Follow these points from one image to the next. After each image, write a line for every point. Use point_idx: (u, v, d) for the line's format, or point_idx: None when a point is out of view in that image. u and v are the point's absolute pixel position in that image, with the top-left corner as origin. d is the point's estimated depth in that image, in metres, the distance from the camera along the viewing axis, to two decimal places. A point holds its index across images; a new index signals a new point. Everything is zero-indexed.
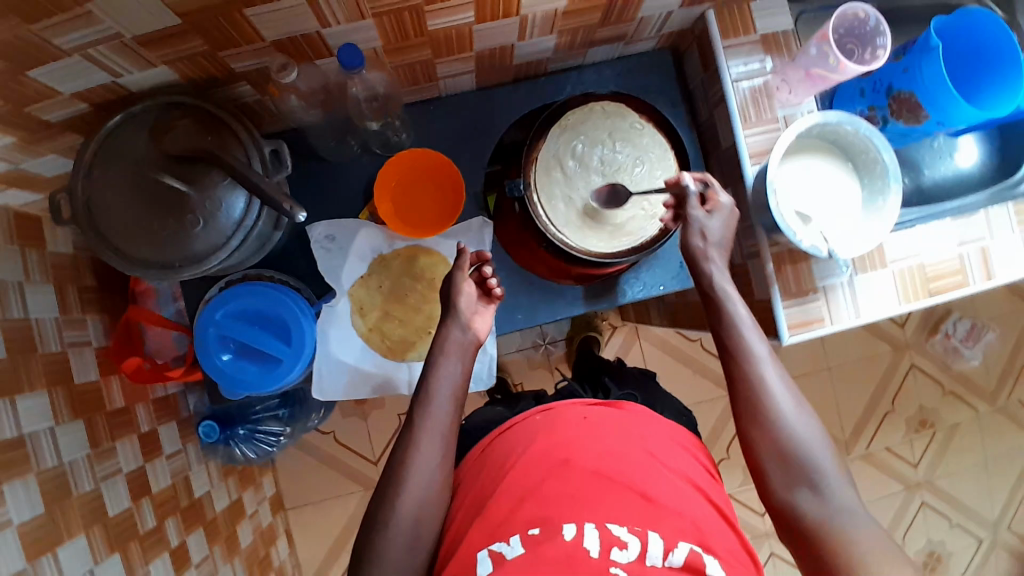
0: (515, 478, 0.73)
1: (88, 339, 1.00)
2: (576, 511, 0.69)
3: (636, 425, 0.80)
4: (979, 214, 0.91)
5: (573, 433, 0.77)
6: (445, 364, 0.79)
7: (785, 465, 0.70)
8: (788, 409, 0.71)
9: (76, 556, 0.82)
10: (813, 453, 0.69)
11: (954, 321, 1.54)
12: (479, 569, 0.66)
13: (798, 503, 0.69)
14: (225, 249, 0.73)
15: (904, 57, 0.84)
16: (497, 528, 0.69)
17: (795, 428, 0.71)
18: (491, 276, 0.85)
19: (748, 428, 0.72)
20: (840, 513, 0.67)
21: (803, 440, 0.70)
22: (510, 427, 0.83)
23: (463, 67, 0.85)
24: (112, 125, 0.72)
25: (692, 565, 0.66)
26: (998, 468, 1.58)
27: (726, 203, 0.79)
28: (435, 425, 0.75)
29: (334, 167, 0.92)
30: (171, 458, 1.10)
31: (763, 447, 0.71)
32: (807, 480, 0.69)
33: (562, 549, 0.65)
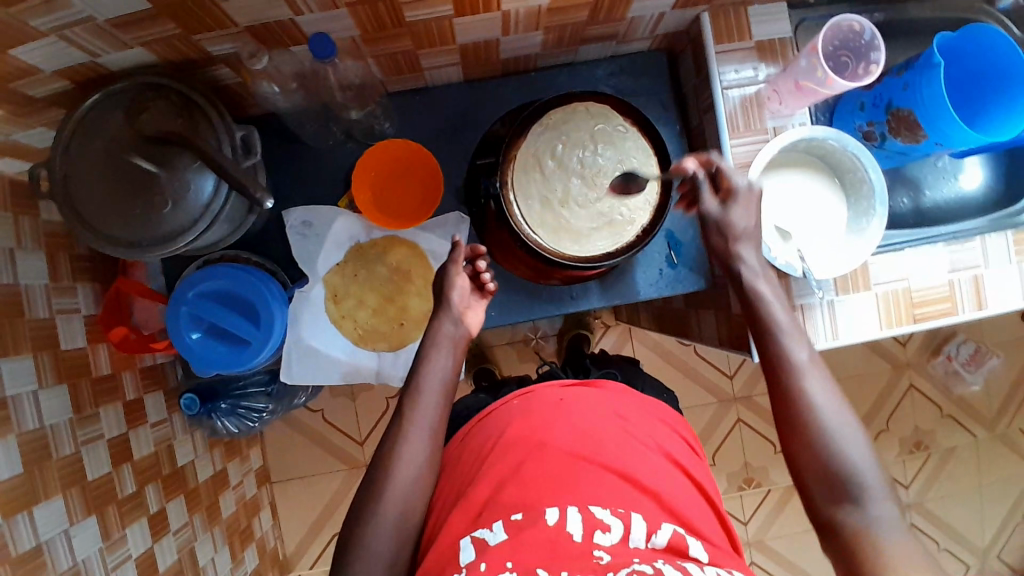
0: (494, 464, 0.70)
1: (76, 306, 0.94)
2: (558, 496, 0.65)
3: (616, 407, 0.78)
4: (975, 240, 0.88)
5: (549, 415, 0.75)
6: (434, 356, 0.78)
7: (829, 479, 0.66)
8: (839, 437, 0.67)
9: (51, 517, 0.82)
10: (858, 467, 0.65)
11: (958, 343, 1.49)
12: (461, 556, 0.62)
13: (841, 521, 0.65)
14: (191, 232, 0.73)
15: (906, 72, 0.80)
16: (477, 515, 0.66)
17: (841, 446, 0.66)
18: (486, 271, 0.83)
19: (789, 440, 0.69)
20: (885, 534, 0.62)
21: (855, 470, 0.65)
22: (488, 413, 0.79)
23: (448, 59, 0.84)
24: (90, 103, 0.72)
25: (676, 547, 0.63)
26: (992, 495, 1.54)
27: (743, 188, 0.74)
28: (422, 417, 0.74)
29: (316, 152, 0.93)
30: (156, 427, 1.07)
31: (805, 464, 0.67)
32: (846, 494, 0.65)
33: (545, 534, 0.61)
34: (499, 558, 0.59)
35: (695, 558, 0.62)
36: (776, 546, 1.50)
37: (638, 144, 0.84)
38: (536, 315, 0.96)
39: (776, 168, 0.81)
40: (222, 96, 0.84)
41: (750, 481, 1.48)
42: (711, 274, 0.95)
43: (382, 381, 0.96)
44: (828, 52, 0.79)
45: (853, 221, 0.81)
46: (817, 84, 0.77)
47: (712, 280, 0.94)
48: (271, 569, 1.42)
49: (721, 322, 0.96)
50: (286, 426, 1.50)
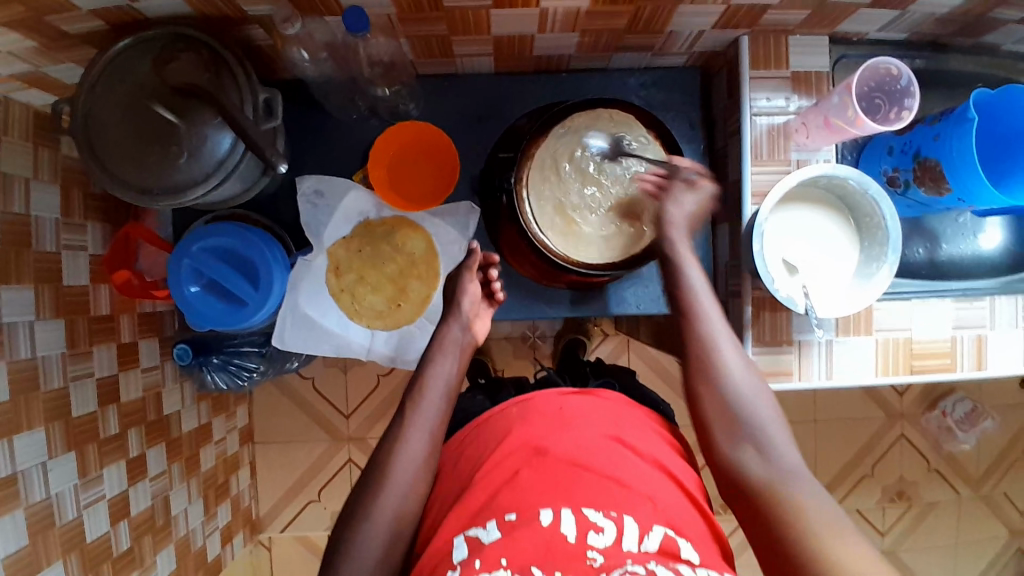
0: (490, 470, 0.70)
1: (85, 244, 0.94)
2: (553, 498, 0.65)
3: (613, 414, 0.77)
4: (985, 300, 0.87)
5: (549, 423, 0.74)
6: (440, 360, 0.80)
7: (732, 421, 0.70)
8: (734, 369, 0.72)
9: (32, 448, 0.83)
10: (756, 412, 0.70)
11: (955, 400, 1.47)
12: (454, 554, 0.63)
13: (743, 462, 0.68)
14: (204, 186, 0.74)
15: (939, 123, 0.79)
16: (473, 517, 0.66)
17: (747, 394, 0.71)
18: (496, 279, 0.90)
19: (697, 383, 0.73)
20: (785, 474, 0.66)
21: (744, 399, 0.71)
22: (485, 420, 0.79)
23: (481, 49, 0.84)
24: (121, 46, 0.72)
25: (667, 549, 0.62)
26: (966, 555, 1.53)
27: (708, 188, 0.80)
28: (423, 418, 0.74)
29: (338, 125, 0.94)
30: (147, 372, 1.08)
31: (709, 405, 0.72)
32: (745, 436, 0.69)
33: (540, 535, 0.61)
34: (494, 556, 0.60)
35: (687, 561, 0.62)
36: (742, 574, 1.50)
37: (656, 159, 0.84)
38: (533, 316, 0.96)
39: (790, 203, 0.81)
40: (253, 56, 0.84)
41: (726, 508, 1.48)
42: (715, 297, 0.95)
43: (373, 358, 0.96)
44: (861, 93, 0.78)
45: (862, 266, 0.80)
46: (846, 123, 0.76)
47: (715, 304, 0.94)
48: (243, 528, 1.43)
49: None
50: (276, 390, 1.51)
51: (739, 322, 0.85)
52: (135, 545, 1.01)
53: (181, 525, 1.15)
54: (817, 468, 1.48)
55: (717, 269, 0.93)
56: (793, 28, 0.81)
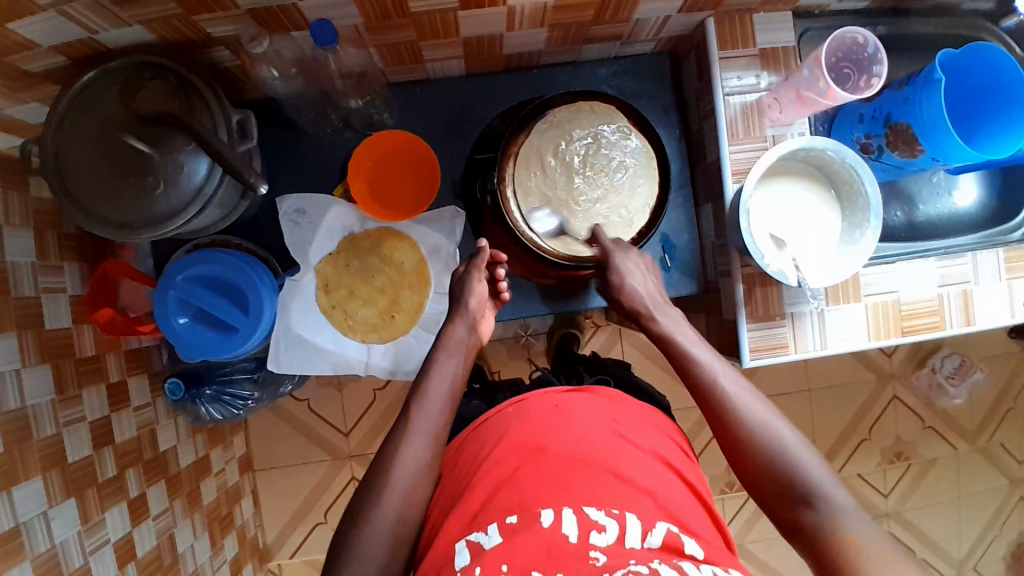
0: (489, 470, 0.70)
1: (64, 286, 0.92)
2: (553, 496, 0.65)
3: (609, 411, 0.76)
4: (966, 256, 0.89)
5: (546, 421, 0.73)
6: (445, 360, 0.79)
7: (777, 485, 0.68)
8: (766, 422, 0.71)
9: (31, 498, 0.81)
10: (797, 462, 0.68)
11: (943, 356, 1.51)
12: (457, 560, 0.63)
13: (800, 518, 0.66)
14: (183, 216, 0.72)
15: (906, 87, 0.81)
16: (474, 518, 0.66)
17: (785, 448, 0.69)
18: (503, 277, 0.87)
19: (732, 448, 0.72)
20: (842, 521, 0.64)
21: (787, 449, 0.69)
22: (483, 422, 0.79)
23: (451, 52, 0.83)
24: (86, 80, 0.71)
25: (671, 545, 0.62)
26: (969, 507, 1.56)
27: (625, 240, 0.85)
28: (426, 420, 0.74)
29: (314, 141, 0.93)
30: (138, 411, 1.06)
31: (749, 469, 0.70)
32: (795, 496, 0.67)
33: (541, 537, 0.61)
34: (494, 563, 0.60)
35: (691, 556, 0.62)
36: (753, 550, 1.51)
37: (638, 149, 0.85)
38: (526, 314, 0.97)
39: (773, 177, 0.82)
40: (221, 78, 0.83)
41: (732, 485, 1.49)
42: (705, 278, 0.96)
43: (371, 373, 0.95)
44: (830, 63, 0.79)
45: (846, 232, 0.81)
46: (818, 94, 0.78)
47: (706, 284, 0.95)
48: (251, 558, 1.41)
49: (711, 327, 0.96)
50: (272, 415, 1.49)
51: (732, 300, 0.86)
52: None
53: (189, 561, 1.13)
54: (817, 437, 1.50)
55: (704, 250, 0.94)
56: (757, 6, 0.83)
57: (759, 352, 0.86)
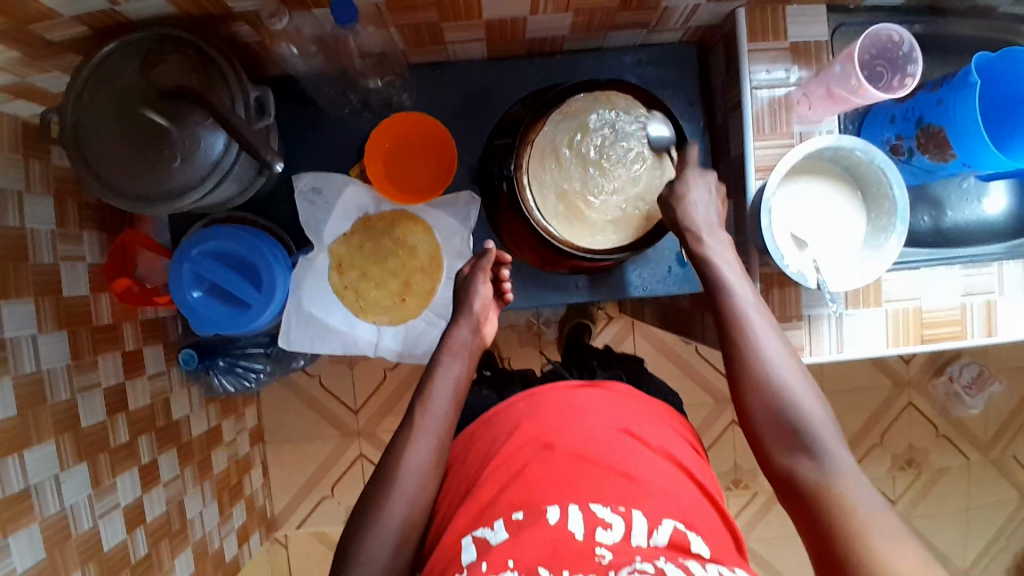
0: (498, 464, 0.70)
1: (83, 253, 0.93)
2: (559, 493, 0.65)
3: (617, 407, 0.76)
4: (993, 265, 0.87)
5: (552, 417, 0.74)
6: (448, 362, 0.80)
7: (783, 432, 0.67)
8: (782, 366, 0.70)
9: (43, 461, 0.83)
10: (806, 416, 0.67)
11: (961, 365, 1.48)
12: (463, 555, 0.63)
13: (797, 469, 0.66)
14: (199, 190, 0.72)
15: (941, 88, 0.79)
16: (482, 512, 0.66)
17: (794, 399, 0.68)
18: (507, 279, 0.89)
19: (739, 385, 0.72)
20: (843, 481, 0.63)
21: (796, 401, 0.68)
22: (491, 417, 0.79)
23: (473, 35, 0.82)
24: (107, 52, 0.71)
25: (678, 543, 0.61)
26: (977, 519, 1.54)
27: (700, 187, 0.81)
28: (430, 421, 0.75)
29: (332, 120, 0.92)
30: (153, 379, 1.07)
31: (754, 413, 0.70)
32: (798, 446, 0.66)
33: (547, 533, 0.61)
34: (500, 558, 0.59)
35: (698, 555, 0.61)
36: (755, 547, 1.51)
37: (661, 135, 0.84)
38: (537, 304, 0.96)
39: (797, 176, 0.79)
40: (240, 53, 0.82)
41: (738, 483, 1.49)
42: None
43: (381, 355, 0.95)
44: (863, 61, 0.76)
45: (871, 236, 0.79)
46: (849, 92, 0.76)
47: None
48: (258, 527, 1.44)
49: None
50: (283, 389, 1.51)
51: None
52: (152, 551, 1.01)
53: (197, 528, 1.15)
54: None
55: (722, 247, 0.93)
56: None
57: None
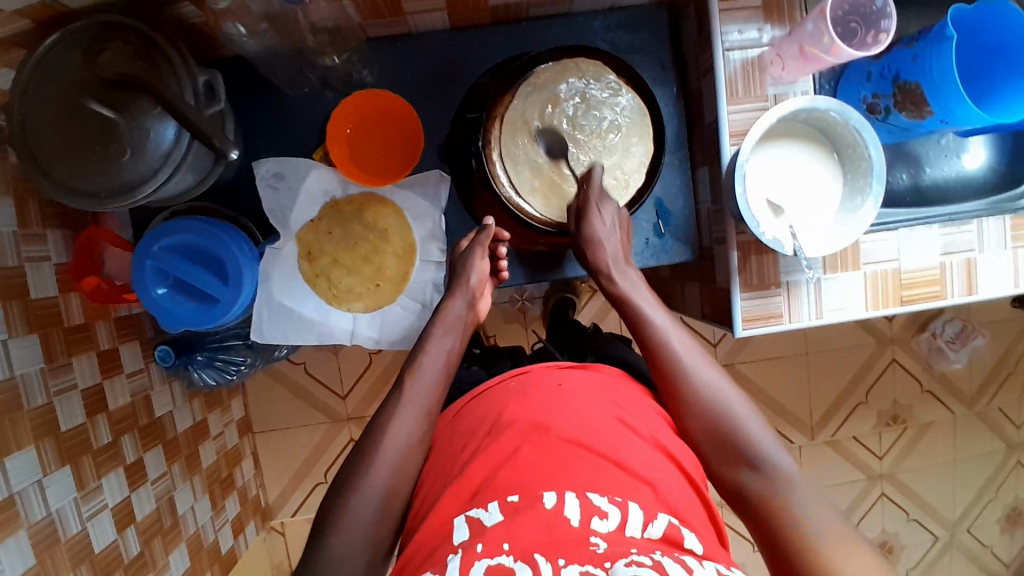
0: (490, 446, 0.68)
1: (48, 254, 0.90)
2: (554, 478, 0.63)
3: (611, 395, 0.75)
4: (971, 223, 0.86)
5: (542, 399, 0.72)
6: (441, 335, 0.81)
7: (721, 446, 0.71)
8: (711, 383, 0.75)
9: (25, 468, 0.81)
10: (740, 425, 0.71)
11: (944, 322, 1.48)
12: (455, 534, 0.61)
13: (740, 478, 0.69)
14: (153, 182, 0.70)
15: (917, 43, 0.77)
16: (473, 495, 0.64)
17: (727, 412, 0.72)
18: (503, 255, 0.88)
19: (675, 404, 0.75)
20: (780, 480, 0.67)
21: (727, 410, 0.73)
22: (482, 393, 0.78)
23: (432, 4, 0.79)
24: (47, 45, 0.67)
25: (671, 538, 0.61)
26: (964, 469, 1.57)
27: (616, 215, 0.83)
28: (418, 392, 0.75)
29: (293, 102, 0.89)
30: (132, 377, 1.05)
31: (694, 431, 0.73)
32: (736, 454, 0.70)
33: (543, 518, 0.59)
34: (495, 541, 0.58)
35: (690, 551, 0.60)
36: None
37: (630, 102, 0.82)
38: (516, 282, 0.95)
39: (774, 139, 0.77)
40: (189, 36, 0.79)
41: None
42: (702, 244, 0.92)
43: (358, 343, 0.93)
44: (836, 17, 0.74)
45: (846, 200, 0.77)
46: (822, 51, 0.73)
47: (702, 251, 0.92)
48: (253, 517, 1.43)
49: (704, 295, 0.94)
50: (268, 378, 1.49)
51: (726, 269, 0.83)
52: (145, 549, 1.01)
53: (190, 522, 1.15)
54: (814, 401, 1.49)
55: (700, 215, 0.91)
56: None
57: (752, 322, 0.83)
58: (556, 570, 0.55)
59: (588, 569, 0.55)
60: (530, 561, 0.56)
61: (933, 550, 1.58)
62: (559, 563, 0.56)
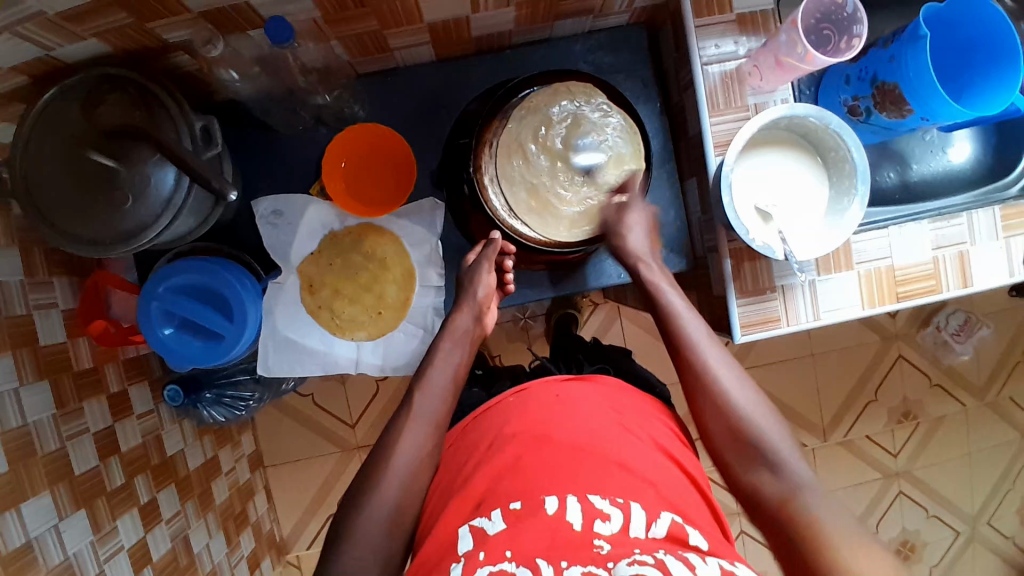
0: (492, 458, 0.69)
1: (55, 301, 0.92)
2: (557, 484, 0.64)
3: (607, 400, 0.76)
4: (961, 216, 0.86)
5: (544, 410, 0.74)
6: (448, 348, 0.82)
7: (740, 444, 0.72)
8: (728, 377, 0.75)
9: (41, 513, 0.82)
10: (758, 426, 0.72)
11: (947, 314, 1.48)
12: (460, 544, 0.62)
13: (757, 481, 0.70)
14: (155, 227, 0.72)
15: (892, 44, 0.79)
16: (477, 506, 0.65)
17: (746, 412, 0.73)
18: (510, 268, 0.88)
19: (697, 399, 0.76)
20: (796, 487, 0.67)
21: (743, 408, 0.73)
22: (483, 411, 0.79)
23: (417, 38, 0.81)
24: (47, 97, 0.70)
25: (675, 536, 0.62)
26: (980, 462, 1.55)
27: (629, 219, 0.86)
28: (425, 409, 0.76)
29: (287, 140, 0.91)
30: (142, 418, 1.07)
31: (716, 431, 0.74)
32: (758, 460, 0.70)
33: (547, 525, 0.61)
34: (498, 549, 0.59)
35: (696, 547, 0.61)
36: None
37: (620, 123, 0.82)
38: (516, 302, 0.96)
39: (756, 148, 0.79)
40: (185, 83, 0.81)
41: None
42: (695, 254, 0.94)
43: (363, 371, 0.94)
44: (809, 26, 0.76)
45: (833, 203, 0.79)
46: (797, 60, 0.75)
47: (697, 260, 0.93)
48: (269, 552, 1.43)
49: (702, 303, 0.95)
50: (276, 412, 1.50)
51: (720, 277, 0.85)
52: None
53: (206, 560, 1.15)
54: (823, 402, 1.49)
55: (692, 225, 0.92)
56: None
57: (751, 328, 0.84)
58: (559, 573, 0.56)
59: (592, 570, 0.56)
60: (534, 566, 0.57)
61: (956, 547, 1.56)
62: (561, 564, 0.57)
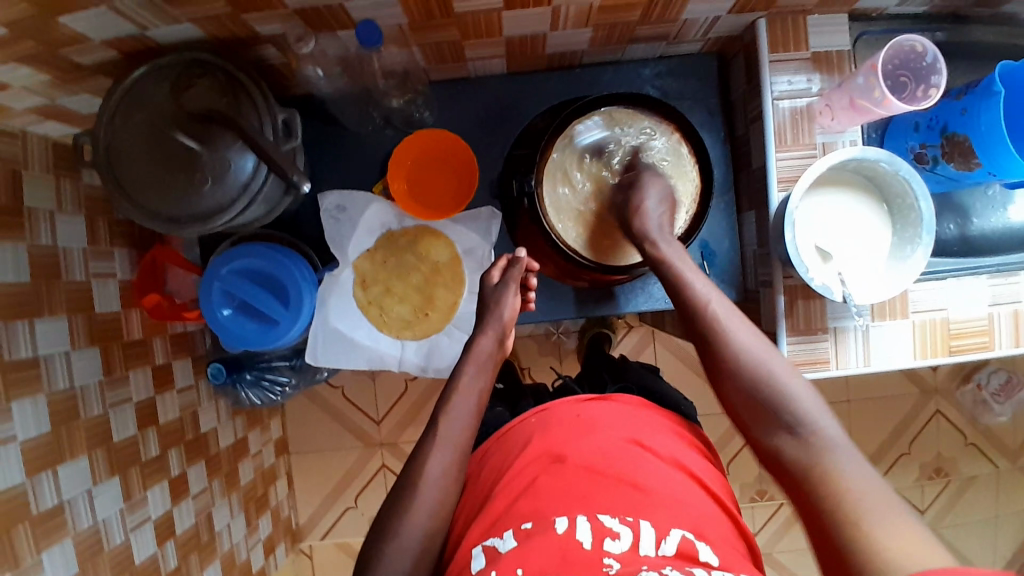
0: (511, 479, 0.70)
1: (114, 271, 0.95)
2: (569, 505, 0.64)
3: (630, 420, 0.76)
4: (1019, 275, 0.86)
5: (566, 430, 0.74)
6: (471, 372, 0.82)
7: (760, 409, 0.69)
8: (744, 343, 0.72)
9: (77, 476, 0.84)
10: (781, 388, 0.69)
11: (989, 372, 1.45)
12: (473, 564, 0.63)
13: (781, 445, 0.67)
14: (230, 211, 0.74)
15: (966, 96, 0.79)
16: (494, 523, 0.66)
17: (770, 376, 0.70)
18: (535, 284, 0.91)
19: (714, 368, 0.74)
20: (822, 450, 0.64)
21: (764, 372, 0.70)
22: (506, 431, 0.80)
23: (493, 51, 0.83)
24: (137, 75, 0.72)
25: (686, 552, 0.60)
26: (1010, 529, 1.51)
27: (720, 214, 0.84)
28: (450, 430, 0.76)
29: (356, 137, 0.94)
30: (181, 392, 1.09)
31: (733, 396, 0.72)
32: (782, 422, 0.67)
33: (555, 542, 0.60)
34: (509, 565, 0.59)
35: (705, 563, 0.60)
36: (781, 558, 1.48)
37: (659, 147, 0.87)
38: (560, 316, 0.97)
39: (819, 188, 0.79)
40: (266, 74, 0.84)
41: (762, 493, 1.46)
42: (746, 287, 0.93)
43: (404, 369, 0.96)
44: (886, 71, 0.76)
45: (895, 248, 0.78)
46: (872, 104, 0.75)
47: (746, 294, 0.93)
48: (283, 538, 1.45)
49: None
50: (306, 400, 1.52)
51: (772, 313, 0.84)
52: (181, 563, 1.03)
53: (224, 539, 1.17)
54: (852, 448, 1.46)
55: (745, 258, 0.93)
56: (811, 7, 0.80)
57: (800, 367, 0.84)
58: None
59: None
60: None
61: None
62: None
